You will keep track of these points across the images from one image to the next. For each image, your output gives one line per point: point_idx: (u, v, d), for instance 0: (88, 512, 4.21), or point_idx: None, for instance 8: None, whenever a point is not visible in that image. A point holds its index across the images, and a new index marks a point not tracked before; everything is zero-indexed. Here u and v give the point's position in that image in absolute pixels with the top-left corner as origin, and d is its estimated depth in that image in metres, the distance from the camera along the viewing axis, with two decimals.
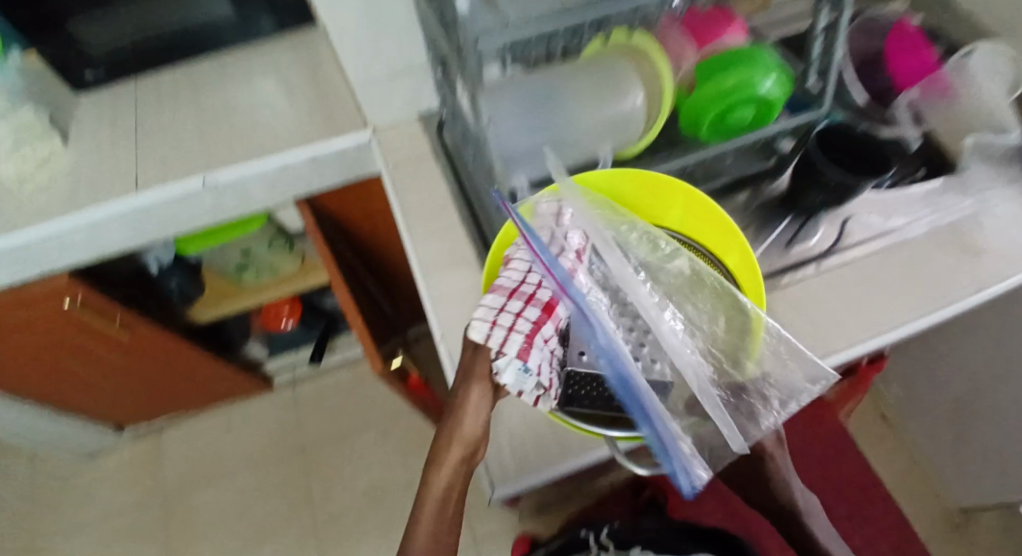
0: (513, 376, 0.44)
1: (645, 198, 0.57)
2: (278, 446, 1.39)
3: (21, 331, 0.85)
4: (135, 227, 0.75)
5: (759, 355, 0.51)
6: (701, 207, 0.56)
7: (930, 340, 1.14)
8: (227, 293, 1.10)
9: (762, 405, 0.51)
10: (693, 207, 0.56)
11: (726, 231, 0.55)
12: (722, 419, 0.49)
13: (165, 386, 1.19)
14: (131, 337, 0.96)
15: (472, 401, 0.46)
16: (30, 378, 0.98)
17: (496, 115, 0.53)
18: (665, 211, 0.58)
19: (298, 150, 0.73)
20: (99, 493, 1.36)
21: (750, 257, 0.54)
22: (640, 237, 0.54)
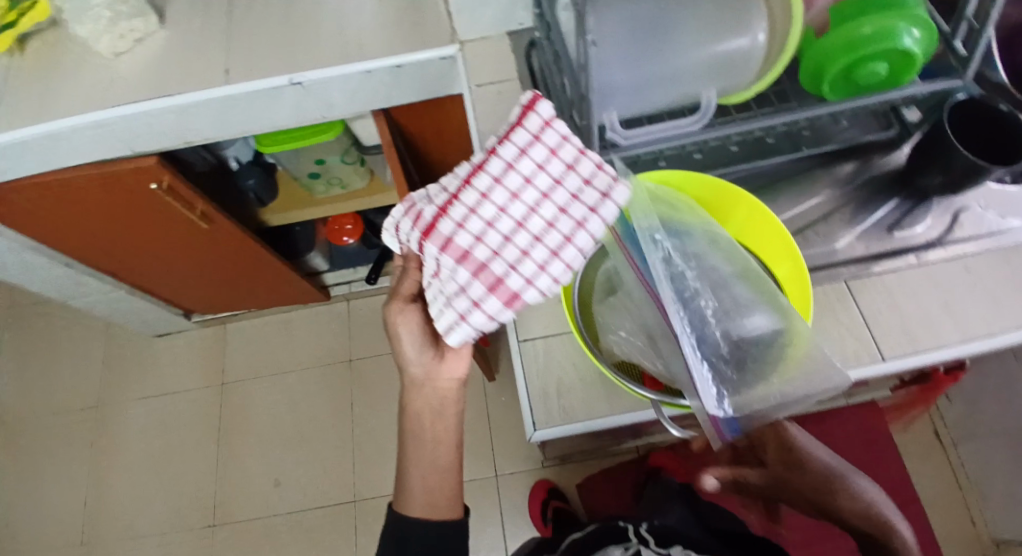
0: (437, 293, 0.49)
1: (711, 197, 0.55)
2: (326, 355, 1.45)
3: (108, 208, 0.90)
4: (220, 118, 0.76)
5: (789, 333, 0.48)
6: (767, 223, 0.53)
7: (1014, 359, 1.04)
8: (297, 203, 1.13)
9: (797, 386, 0.47)
10: (759, 217, 0.53)
11: (782, 244, 0.52)
12: (755, 386, 0.48)
13: (234, 282, 1.25)
14: (206, 229, 1.00)
15: (403, 341, 0.53)
16: (114, 252, 1.05)
17: (603, 36, 0.51)
18: (729, 217, 0.55)
19: (383, 58, 0.71)
20: (166, 370, 1.47)
21: (801, 267, 0.51)
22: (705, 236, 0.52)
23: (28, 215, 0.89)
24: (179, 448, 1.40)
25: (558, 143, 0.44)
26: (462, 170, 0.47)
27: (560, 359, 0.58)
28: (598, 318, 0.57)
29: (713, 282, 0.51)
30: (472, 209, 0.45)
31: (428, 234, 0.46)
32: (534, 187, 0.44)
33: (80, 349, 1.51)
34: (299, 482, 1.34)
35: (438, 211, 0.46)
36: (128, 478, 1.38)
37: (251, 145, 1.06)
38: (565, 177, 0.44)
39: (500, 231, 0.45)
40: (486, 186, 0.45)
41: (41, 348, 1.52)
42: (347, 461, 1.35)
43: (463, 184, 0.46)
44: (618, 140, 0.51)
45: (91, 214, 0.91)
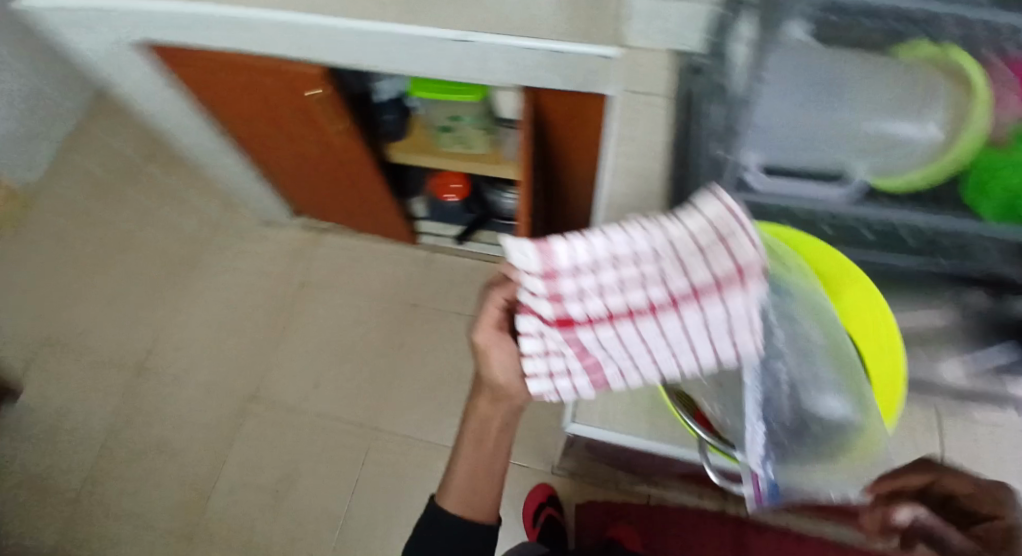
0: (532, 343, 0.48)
1: (826, 265, 0.52)
2: (395, 293, 1.52)
3: (268, 99, 0.99)
4: (390, 52, 0.82)
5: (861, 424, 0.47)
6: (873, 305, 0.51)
7: None
8: (422, 147, 1.19)
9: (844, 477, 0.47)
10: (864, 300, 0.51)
11: (885, 335, 0.50)
12: (809, 465, 0.47)
13: (344, 198, 1.34)
14: (340, 145, 1.08)
15: (494, 358, 0.56)
16: (257, 137, 1.15)
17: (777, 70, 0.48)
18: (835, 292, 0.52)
19: (547, 41, 0.73)
20: (256, 253, 1.59)
21: (899, 365, 0.50)
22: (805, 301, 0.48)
23: (202, 82, 0.99)
24: (243, 326, 1.51)
25: (740, 325, 0.39)
26: (623, 278, 0.39)
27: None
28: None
29: (799, 349, 0.47)
30: (620, 335, 0.42)
31: (561, 322, 0.42)
32: (685, 343, 0.41)
33: (191, 208, 1.65)
34: (332, 395, 1.42)
35: (583, 312, 0.41)
36: (194, 334, 1.51)
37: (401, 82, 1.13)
38: (722, 348, 0.41)
39: (632, 355, 0.44)
40: (644, 326, 0.40)
41: (161, 196, 1.68)
42: (379, 394, 1.41)
43: (621, 306, 0.40)
44: (754, 188, 0.54)
45: (252, 98, 1.00)
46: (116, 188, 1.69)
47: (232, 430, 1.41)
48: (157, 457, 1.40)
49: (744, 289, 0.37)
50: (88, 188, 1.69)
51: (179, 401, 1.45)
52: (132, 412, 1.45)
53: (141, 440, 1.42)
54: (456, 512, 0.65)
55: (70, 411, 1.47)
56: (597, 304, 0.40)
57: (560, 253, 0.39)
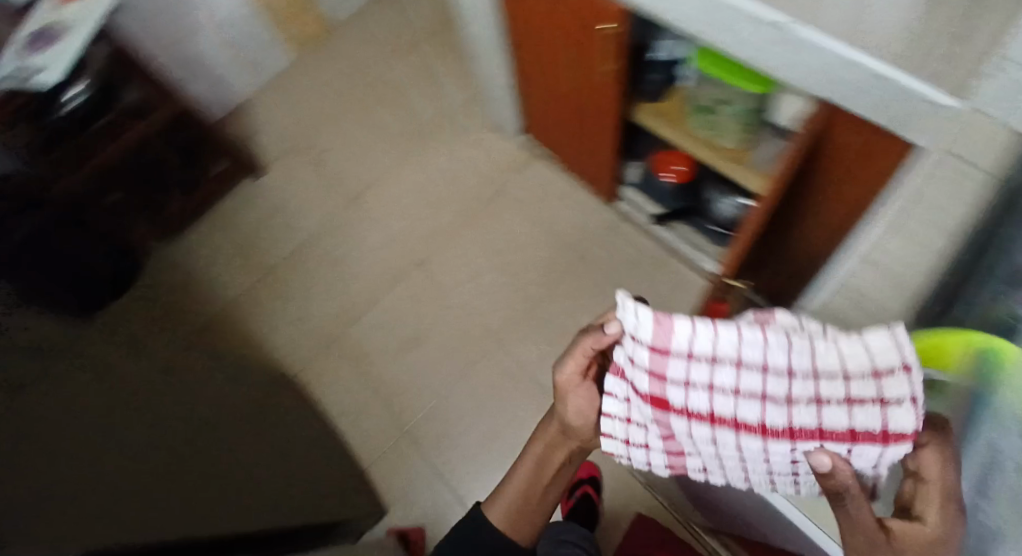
0: (617, 406, 0.56)
1: None
2: (572, 239, 1.53)
3: (560, 12, 0.99)
4: (698, 11, 0.75)
5: None
6: None
7: None
8: (672, 117, 1.11)
9: None
10: None
11: None
12: None
13: (573, 132, 1.35)
14: (600, 82, 1.07)
15: (572, 401, 0.70)
16: (531, 43, 1.17)
17: None
18: None
19: (879, 63, 0.61)
20: (471, 145, 1.68)
21: None
22: None
23: None
24: (436, 204, 1.63)
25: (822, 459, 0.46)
26: (730, 380, 0.47)
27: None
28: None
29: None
30: (711, 432, 0.49)
31: (661, 402, 0.50)
32: (767, 460, 0.48)
33: (439, 83, 1.77)
34: (476, 299, 1.51)
35: (682, 399, 0.49)
36: (394, 188, 1.66)
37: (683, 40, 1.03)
38: (795, 470, 0.49)
39: (712, 453, 0.51)
40: (734, 430, 0.48)
41: (420, 61, 1.81)
42: (519, 321, 1.48)
43: (718, 404, 0.48)
44: None
45: (548, 9, 1.01)
46: (389, 40, 1.85)
47: (389, 285, 1.56)
48: (323, 272, 1.60)
49: (887, 395, 0.44)
50: (369, 31, 1.87)
51: (360, 240, 1.62)
52: (322, 230, 1.65)
53: (317, 255, 1.61)
54: (500, 527, 0.74)
55: (277, 198, 1.69)
56: (709, 385, 0.48)
57: (687, 331, 0.48)
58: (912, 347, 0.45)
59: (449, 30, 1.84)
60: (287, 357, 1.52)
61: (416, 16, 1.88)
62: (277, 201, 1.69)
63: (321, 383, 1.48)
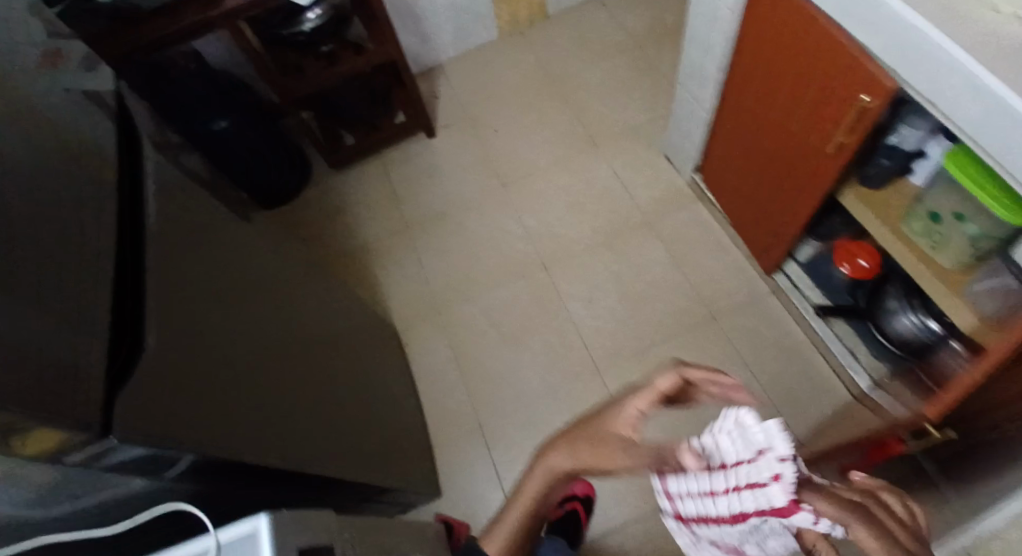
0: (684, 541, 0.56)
1: None
2: (712, 295, 1.42)
3: (809, 67, 0.90)
4: (986, 121, 0.66)
5: None
6: None
7: None
8: (887, 214, 1.00)
9: None
10: None
11: None
12: None
13: (757, 191, 1.24)
14: (822, 151, 0.96)
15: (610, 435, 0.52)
16: (752, 88, 1.09)
17: None
18: None
19: None
20: (636, 166, 1.61)
21: None
22: None
23: (771, 16, 0.94)
24: (582, 212, 1.57)
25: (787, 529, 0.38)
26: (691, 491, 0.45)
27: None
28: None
29: None
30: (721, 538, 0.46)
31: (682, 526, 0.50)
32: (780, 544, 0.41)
33: (628, 99, 1.72)
34: (590, 318, 1.44)
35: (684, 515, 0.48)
36: (546, 183, 1.63)
37: (935, 128, 0.89)
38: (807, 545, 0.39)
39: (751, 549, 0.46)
40: (723, 530, 0.44)
41: (616, 73, 1.77)
42: (625, 357, 1.39)
43: (699, 513, 0.45)
44: None
45: (795, 59, 0.92)
46: (594, 44, 1.83)
47: (509, 274, 1.52)
48: (451, 239, 1.58)
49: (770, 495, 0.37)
50: (578, 30, 1.86)
51: (498, 221, 1.59)
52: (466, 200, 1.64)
53: (451, 222, 1.61)
54: None
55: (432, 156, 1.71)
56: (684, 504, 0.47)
57: (630, 468, 0.49)
58: (777, 435, 0.37)
59: (653, 51, 1.79)
60: (387, 306, 1.51)
61: (627, 29, 1.84)
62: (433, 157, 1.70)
63: (412, 344, 1.46)
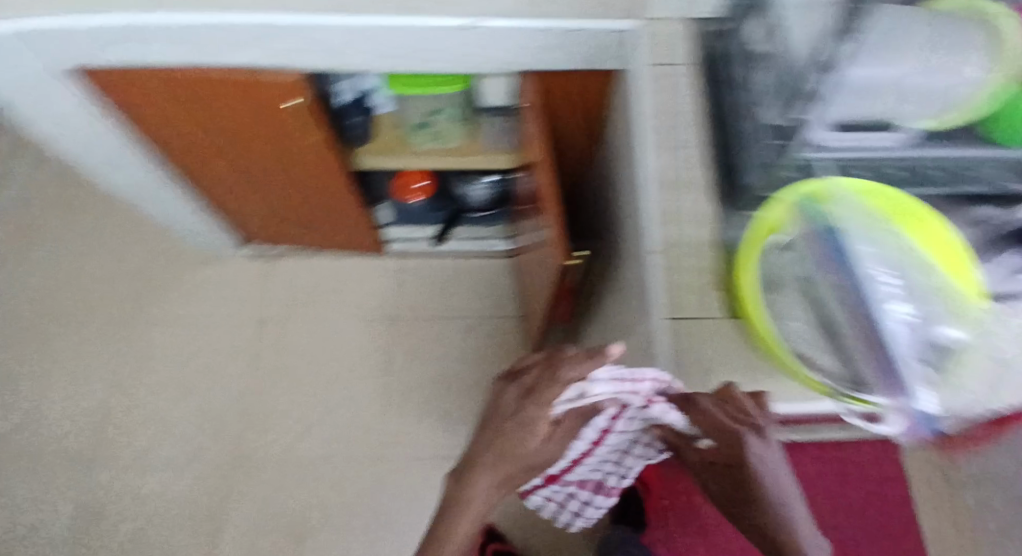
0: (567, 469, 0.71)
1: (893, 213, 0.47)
2: (374, 306, 1.47)
3: (227, 112, 0.85)
4: (387, 47, 0.73)
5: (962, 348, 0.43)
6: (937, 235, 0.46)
7: None
8: (393, 148, 1.07)
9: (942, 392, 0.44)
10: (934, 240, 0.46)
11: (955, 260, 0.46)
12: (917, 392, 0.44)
13: (304, 216, 1.23)
14: (312, 158, 0.97)
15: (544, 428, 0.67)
16: (206, 159, 1.01)
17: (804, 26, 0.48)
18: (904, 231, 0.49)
19: (572, 18, 0.68)
20: (206, 293, 1.49)
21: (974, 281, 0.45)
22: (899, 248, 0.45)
23: (144, 101, 0.86)
24: (217, 376, 1.43)
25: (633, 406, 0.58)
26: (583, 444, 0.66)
27: (710, 339, 0.57)
28: (772, 305, 0.53)
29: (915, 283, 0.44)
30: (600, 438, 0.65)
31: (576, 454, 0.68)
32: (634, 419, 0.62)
33: (134, 256, 1.53)
34: (325, 428, 1.38)
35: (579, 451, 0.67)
36: (162, 390, 1.42)
37: (369, 82, 1.00)
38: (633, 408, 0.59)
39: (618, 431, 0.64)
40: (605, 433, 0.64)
41: (88, 250, 1.53)
42: (378, 417, 1.38)
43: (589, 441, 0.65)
44: (826, 144, 0.52)
45: (211, 113, 0.87)
46: (39, 248, 1.54)
47: (231, 487, 1.34)
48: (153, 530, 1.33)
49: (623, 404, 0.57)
50: (9, 256, 1.54)
51: (166, 463, 1.37)
52: (110, 490, 1.36)
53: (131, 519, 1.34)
54: None
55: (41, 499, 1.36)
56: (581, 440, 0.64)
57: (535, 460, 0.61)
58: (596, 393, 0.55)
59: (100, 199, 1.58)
60: None
61: (48, 209, 1.58)
62: (33, 504, 1.36)
63: None
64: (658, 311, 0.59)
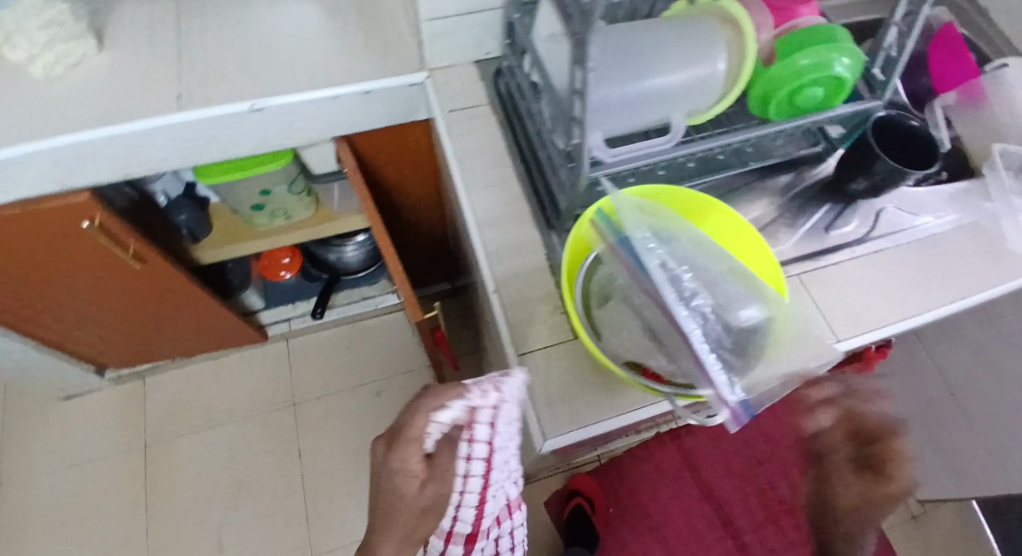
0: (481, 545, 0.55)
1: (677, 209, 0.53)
2: (270, 396, 1.39)
3: (25, 243, 0.79)
4: (173, 148, 0.68)
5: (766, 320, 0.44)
6: (739, 229, 0.51)
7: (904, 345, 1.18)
8: (235, 235, 1.10)
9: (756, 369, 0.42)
10: (728, 225, 0.52)
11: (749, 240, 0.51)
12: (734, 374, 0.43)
13: (161, 325, 1.15)
14: (142, 267, 0.92)
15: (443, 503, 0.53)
16: (22, 299, 0.93)
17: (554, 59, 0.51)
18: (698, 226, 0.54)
19: (351, 85, 0.67)
20: (79, 431, 1.36)
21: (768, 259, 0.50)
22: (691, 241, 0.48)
23: None
24: (107, 520, 1.29)
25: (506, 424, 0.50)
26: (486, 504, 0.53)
27: (563, 372, 0.53)
28: (598, 322, 0.51)
29: (709, 271, 0.46)
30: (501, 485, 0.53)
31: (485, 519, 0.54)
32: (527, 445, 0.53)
33: None
34: (241, 540, 1.27)
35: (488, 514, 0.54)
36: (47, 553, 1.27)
37: (181, 178, 1.03)
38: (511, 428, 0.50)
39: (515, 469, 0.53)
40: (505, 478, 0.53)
41: None
42: (297, 511, 1.29)
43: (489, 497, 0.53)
44: (605, 161, 0.51)
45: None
46: None
47: None
48: None
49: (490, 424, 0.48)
50: None
51: None
52: None
53: None
54: None
55: None
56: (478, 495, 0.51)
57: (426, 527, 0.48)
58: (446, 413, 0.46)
59: None
60: None
61: None
62: None
63: None
64: (509, 353, 0.56)
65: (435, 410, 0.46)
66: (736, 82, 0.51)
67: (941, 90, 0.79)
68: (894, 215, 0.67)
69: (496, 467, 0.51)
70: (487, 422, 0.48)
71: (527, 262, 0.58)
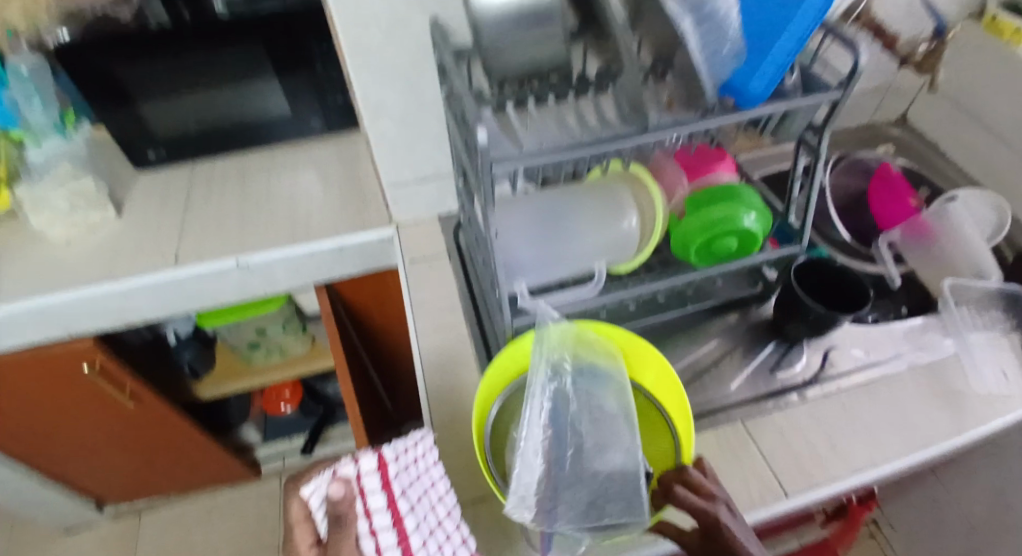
0: None
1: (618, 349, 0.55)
2: (257, 537, 1.36)
3: (31, 385, 0.86)
4: (165, 301, 0.76)
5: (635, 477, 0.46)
6: (671, 386, 0.51)
7: (917, 488, 1.09)
8: (234, 373, 1.17)
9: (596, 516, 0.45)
10: (664, 378, 0.52)
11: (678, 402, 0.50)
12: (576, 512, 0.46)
13: (154, 462, 1.18)
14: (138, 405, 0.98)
15: None
16: (26, 438, 0.98)
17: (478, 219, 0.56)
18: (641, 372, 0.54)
19: (326, 240, 0.75)
20: None
21: (688, 431, 0.49)
22: (608, 383, 0.50)
23: None
24: None
25: (397, 477, 0.45)
26: None
27: (489, 523, 0.53)
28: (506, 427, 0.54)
29: (609, 413, 0.49)
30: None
31: None
32: (443, 503, 0.48)
33: None
34: None
35: None
36: None
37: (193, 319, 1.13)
38: (409, 484, 0.46)
39: (437, 533, 0.46)
40: (432, 544, 0.45)
41: None
42: None
43: None
44: (529, 309, 0.53)
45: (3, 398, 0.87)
46: None
47: None
48: None
49: (370, 482, 0.44)
50: None
51: None
52: None
53: None
54: None
55: None
56: None
57: None
58: (319, 485, 0.44)
59: None
60: None
61: None
62: None
63: None
64: None
65: (302, 486, 0.45)
66: (648, 239, 0.56)
67: (887, 226, 0.83)
68: (842, 357, 0.68)
69: (413, 531, 0.44)
70: (378, 487, 0.44)
71: (464, 405, 0.59)
